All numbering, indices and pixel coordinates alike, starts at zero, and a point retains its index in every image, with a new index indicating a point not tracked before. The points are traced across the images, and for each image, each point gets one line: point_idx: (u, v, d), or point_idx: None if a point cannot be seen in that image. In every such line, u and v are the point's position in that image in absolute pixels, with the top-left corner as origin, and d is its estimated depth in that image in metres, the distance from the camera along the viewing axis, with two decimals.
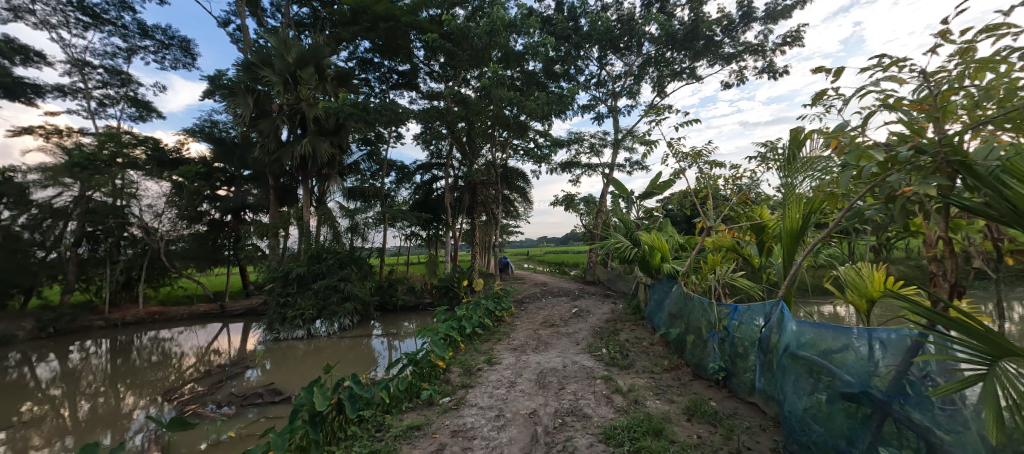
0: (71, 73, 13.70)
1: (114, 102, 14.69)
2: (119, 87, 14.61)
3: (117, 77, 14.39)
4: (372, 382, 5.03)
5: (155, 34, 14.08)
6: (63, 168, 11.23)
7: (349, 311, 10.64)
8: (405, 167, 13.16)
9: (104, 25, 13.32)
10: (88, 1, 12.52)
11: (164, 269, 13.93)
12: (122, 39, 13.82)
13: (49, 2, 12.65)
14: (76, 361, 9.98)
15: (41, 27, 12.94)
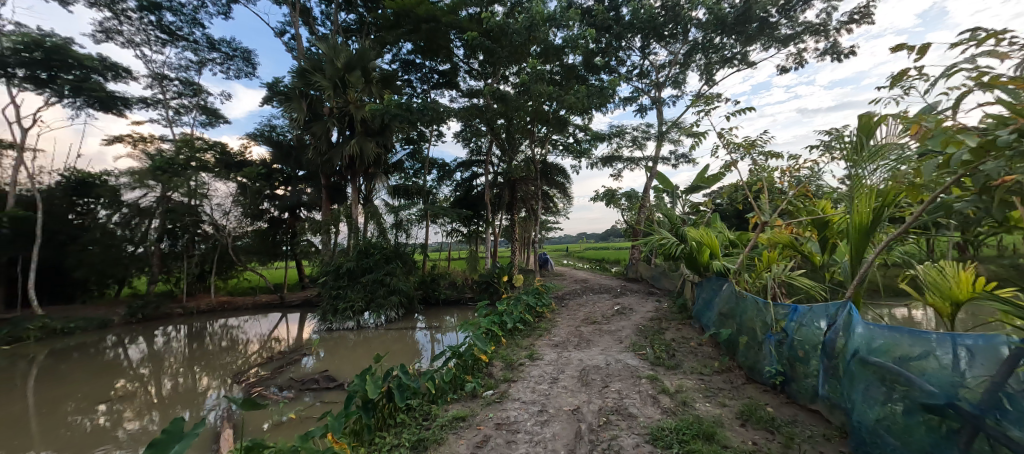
0: (152, 86, 15.03)
1: (187, 111, 15.96)
2: (192, 96, 15.84)
3: (190, 87, 15.61)
4: (419, 372, 5.20)
5: (221, 47, 15.14)
6: (148, 171, 12.59)
7: (394, 304, 11.00)
8: (446, 164, 13.38)
9: (179, 41, 14.48)
10: (165, 19, 13.65)
11: (230, 262, 14.98)
12: (194, 53, 14.97)
13: (134, 22, 13.91)
14: (157, 345, 10.99)
15: (126, 45, 14.27)
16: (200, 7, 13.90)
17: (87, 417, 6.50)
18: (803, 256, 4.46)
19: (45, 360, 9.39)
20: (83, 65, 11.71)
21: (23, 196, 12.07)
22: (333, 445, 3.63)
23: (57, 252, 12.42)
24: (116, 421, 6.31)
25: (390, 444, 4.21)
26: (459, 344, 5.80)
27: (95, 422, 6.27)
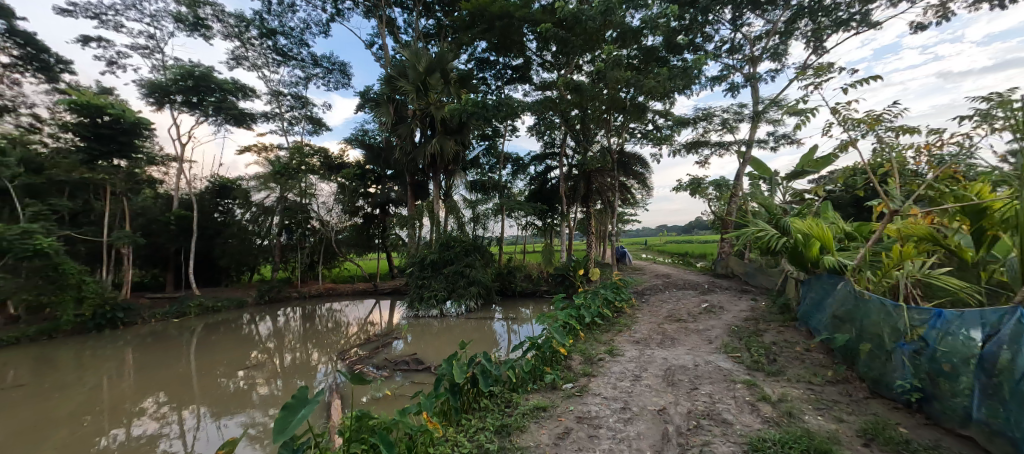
0: (270, 102, 17.03)
1: (298, 122, 17.83)
2: (301, 108, 17.66)
3: (300, 100, 17.39)
4: (501, 361, 5.26)
5: (323, 62, 16.65)
6: (271, 175, 14.46)
7: (474, 294, 11.33)
8: (521, 159, 13.38)
9: (290, 60, 16.20)
10: (280, 43, 15.36)
11: (333, 253, 16.73)
12: (301, 69, 16.66)
13: (256, 47, 15.85)
14: (280, 323, 12.57)
15: (250, 68, 16.30)
16: (305, 28, 15.40)
17: (231, 380, 7.69)
18: (948, 251, 3.93)
19: (200, 332, 11.25)
20: (222, 88, 13.62)
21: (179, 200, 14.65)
22: (426, 424, 3.87)
23: (205, 245, 14.90)
24: (251, 385, 7.42)
25: (475, 427, 4.32)
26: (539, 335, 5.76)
27: (237, 385, 7.42)
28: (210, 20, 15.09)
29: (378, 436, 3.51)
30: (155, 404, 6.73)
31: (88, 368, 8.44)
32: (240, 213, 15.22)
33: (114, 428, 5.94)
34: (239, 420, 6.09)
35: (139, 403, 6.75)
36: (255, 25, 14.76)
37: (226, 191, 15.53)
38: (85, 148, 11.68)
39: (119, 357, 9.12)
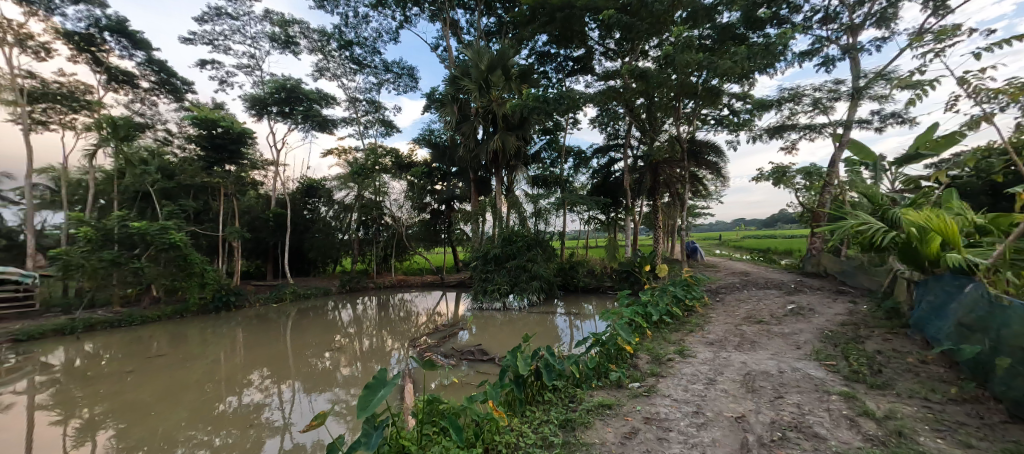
0: (347, 108, 18.23)
1: (372, 125, 18.90)
2: (375, 113, 18.68)
3: (374, 105, 18.41)
4: (565, 355, 5.17)
5: (393, 68, 17.44)
6: (350, 176, 15.56)
7: (536, 289, 11.28)
8: (583, 152, 13.01)
9: (365, 68, 17.18)
10: (356, 53, 16.34)
11: (404, 247, 17.54)
12: (374, 76, 17.61)
13: (336, 59, 17.04)
14: (358, 311, 13.45)
15: (331, 78, 17.56)
16: (377, 37, 16.23)
17: (320, 360, 8.37)
18: None
19: (294, 316, 12.38)
20: (307, 98, 14.81)
21: (279, 199, 16.91)
22: (492, 411, 3.92)
23: (297, 239, 16.85)
24: (336, 365, 8.04)
25: (540, 419, 4.26)
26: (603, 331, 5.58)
27: (324, 365, 8.06)
28: (298, 38, 16.51)
29: (448, 421, 3.64)
30: (260, 377, 7.52)
31: (208, 343, 9.64)
32: (325, 211, 16.88)
33: (227, 395, 6.72)
34: (326, 396, 6.61)
35: (247, 375, 7.59)
36: (334, 38, 15.84)
37: (314, 191, 17.30)
38: (204, 157, 13.86)
39: (232, 335, 10.30)
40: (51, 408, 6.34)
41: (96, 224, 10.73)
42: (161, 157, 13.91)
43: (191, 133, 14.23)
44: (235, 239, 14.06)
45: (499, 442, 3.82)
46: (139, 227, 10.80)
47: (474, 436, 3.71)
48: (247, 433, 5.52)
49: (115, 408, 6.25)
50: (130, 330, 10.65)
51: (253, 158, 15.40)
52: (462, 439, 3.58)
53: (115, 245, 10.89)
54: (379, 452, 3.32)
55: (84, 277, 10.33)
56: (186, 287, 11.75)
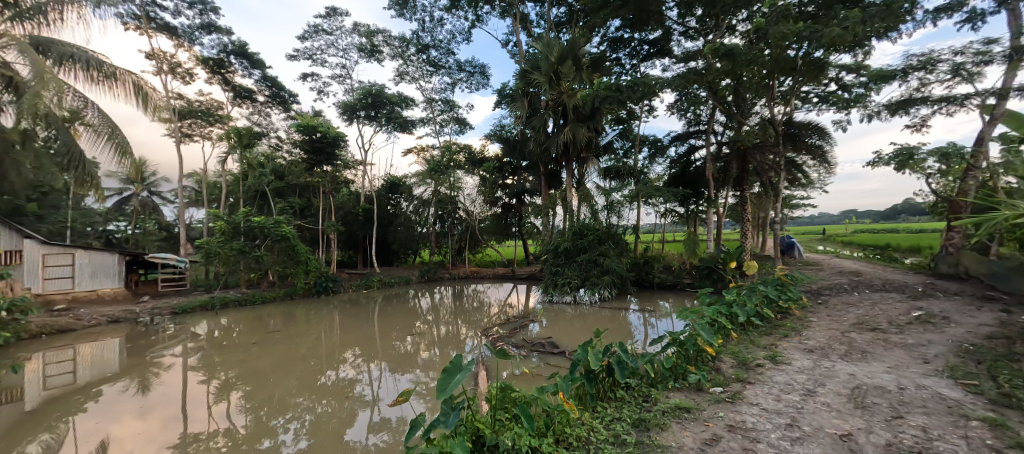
0: (425, 109, 19.04)
1: (447, 123, 19.53)
2: (449, 111, 19.26)
3: (448, 104, 18.98)
4: (639, 353, 4.88)
5: (466, 67, 17.82)
6: (428, 172, 16.27)
7: (608, 283, 10.90)
8: (659, 140, 12.23)
9: (440, 69, 17.76)
10: (432, 55, 16.93)
11: (476, 240, 17.97)
12: (449, 76, 18.14)
13: (414, 62, 17.85)
14: (435, 299, 14.06)
15: (410, 82, 18.44)
16: (451, 38, 16.68)
17: (403, 343, 8.84)
18: None
19: (380, 302, 13.30)
20: (389, 101, 15.67)
21: (366, 195, 18.28)
22: (563, 403, 3.85)
23: (382, 231, 18.10)
24: (416, 349, 8.43)
25: (612, 416, 4.07)
26: (686, 329, 5.20)
27: (406, 348, 8.51)
28: (382, 46, 17.53)
29: (520, 409, 3.58)
30: (353, 355, 8.14)
31: (310, 322, 10.68)
32: (406, 206, 17.88)
33: (327, 369, 7.35)
34: (408, 377, 6.93)
35: (343, 353, 8.26)
36: (412, 43, 16.55)
37: (396, 188, 18.50)
38: (308, 160, 15.42)
39: (329, 316, 11.31)
40: (199, 370, 7.41)
41: (228, 219, 12.69)
42: (274, 161, 16.00)
43: (297, 139, 16.09)
44: (333, 231, 15.62)
45: (569, 435, 3.72)
46: (259, 222, 12.67)
47: (546, 427, 3.63)
48: (343, 404, 5.97)
49: (243, 375, 7.11)
50: (248, 308, 12.14)
51: (344, 158, 16.76)
52: (533, 428, 3.51)
53: (241, 237, 12.77)
54: (457, 432, 3.34)
55: (221, 262, 12.46)
56: (296, 273, 13.36)
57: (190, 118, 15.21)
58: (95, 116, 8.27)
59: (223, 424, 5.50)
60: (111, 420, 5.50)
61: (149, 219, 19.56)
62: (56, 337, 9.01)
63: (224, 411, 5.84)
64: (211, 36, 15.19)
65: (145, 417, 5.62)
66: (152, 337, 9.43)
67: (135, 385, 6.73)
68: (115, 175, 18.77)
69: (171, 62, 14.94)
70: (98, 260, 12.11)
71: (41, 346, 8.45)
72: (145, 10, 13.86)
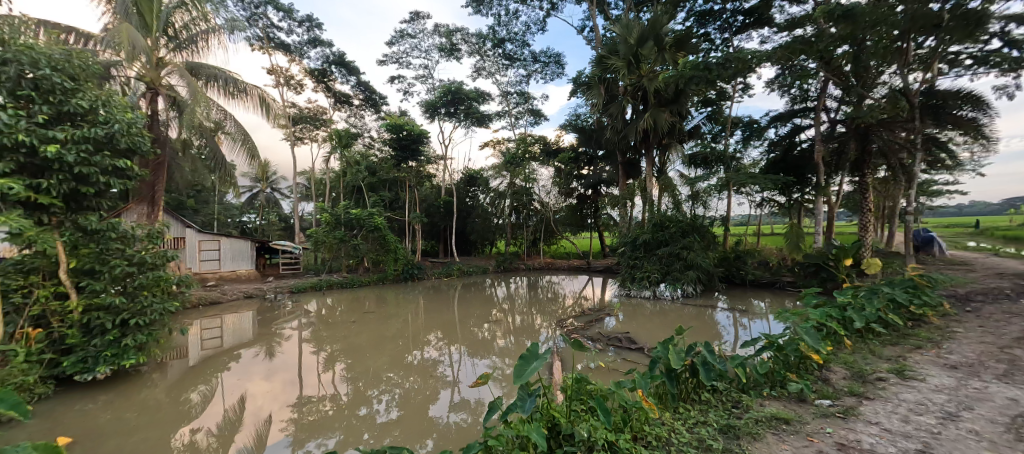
0: (501, 102, 19.20)
1: (522, 116, 19.51)
2: (524, 103, 19.19)
3: (523, 96, 18.94)
4: (728, 355, 4.43)
5: (541, 58, 17.56)
6: (505, 164, 16.42)
7: (692, 279, 10.09)
8: (754, 121, 11.02)
9: (515, 62, 17.74)
10: (507, 49, 16.95)
11: (552, 231, 17.81)
12: (524, 68, 18.03)
13: (491, 57, 18.03)
14: (511, 289, 14.22)
15: (487, 76, 18.67)
16: (527, 30, 16.52)
17: (481, 330, 9.01)
18: None
19: (460, 289, 13.77)
20: (466, 98, 16.00)
21: (447, 188, 18.97)
22: (642, 400, 3.61)
23: (461, 223, 18.71)
24: (493, 336, 8.54)
25: (696, 419, 3.73)
26: (786, 332, 4.61)
27: (483, 334, 8.68)
28: (460, 44, 17.93)
29: (596, 402, 3.42)
30: (436, 338, 8.47)
31: (399, 305, 11.39)
32: (484, 198, 18.31)
33: (413, 349, 7.73)
34: (486, 362, 7.02)
35: (426, 335, 8.63)
36: (489, 38, 16.69)
37: (474, 180, 19.01)
38: (395, 156, 16.40)
39: (415, 301, 11.96)
40: (310, 342, 8.24)
41: (333, 211, 14.05)
42: (368, 158, 17.25)
43: (387, 137, 17.18)
44: (418, 223, 16.46)
45: (649, 433, 3.47)
46: (356, 214, 13.81)
47: (623, 422, 3.43)
48: (428, 382, 6.22)
49: (345, 349, 7.75)
50: (347, 290, 13.28)
51: (427, 153, 17.55)
52: (610, 422, 3.32)
53: (342, 227, 14.03)
54: (533, 418, 3.28)
55: (326, 249, 13.86)
56: (386, 260, 14.39)
57: (302, 124, 17.04)
58: (232, 127, 10.03)
59: (331, 390, 6.04)
60: (247, 378, 6.34)
61: (272, 212, 22.50)
62: (207, 308, 10.63)
63: (331, 378, 6.41)
64: (317, 50, 16.69)
65: (271, 378, 6.38)
66: (276, 311, 10.70)
67: (265, 351, 7.66)
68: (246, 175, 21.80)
69: (287, 76, 16.71)
70: (237, 246, 14.02)
71: (196, 314, 10.00)
72: (266, 31, 15.62)
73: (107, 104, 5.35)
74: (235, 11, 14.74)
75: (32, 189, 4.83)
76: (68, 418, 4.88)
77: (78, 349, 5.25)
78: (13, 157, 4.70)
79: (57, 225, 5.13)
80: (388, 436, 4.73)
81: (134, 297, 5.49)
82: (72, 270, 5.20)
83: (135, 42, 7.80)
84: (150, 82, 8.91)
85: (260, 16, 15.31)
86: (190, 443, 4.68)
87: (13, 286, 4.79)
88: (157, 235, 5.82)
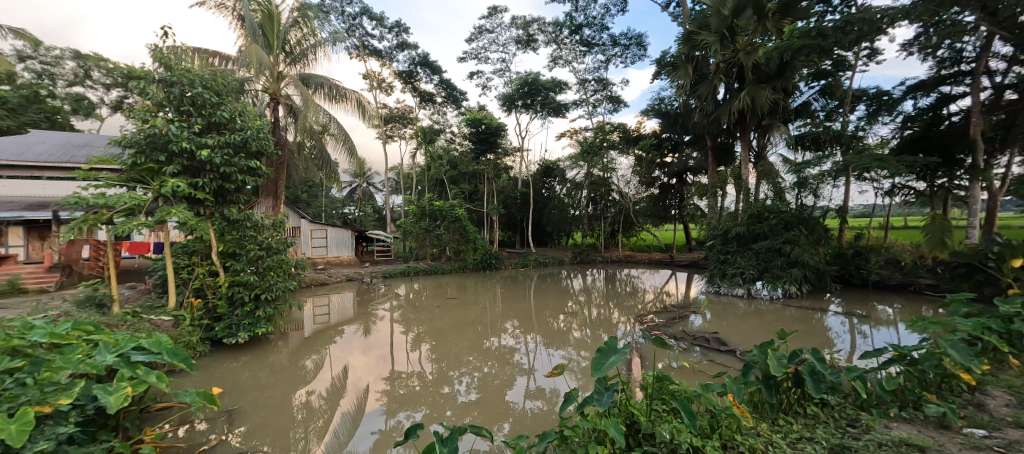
0: (579, 91, 18.63)
1: (600, 103, 18.79)
2: (602, 90, 18.43)
3: (601, 83, 18.20)
4: (843, 365, 3.75)
5: (621, 40, 16.66)
6: (581, 154, 15.90)
7: (797, 277, 8.92)
8: (883, 93, 9.36)
9: (594, 48, 17.04)
10: (585, 34, 16.34)
11: (631, 223, 16.98)
12: (603, 53, 17.25)
13: (568, 45, 17.52)
14: (588, 281, 13.83)
15: (564, 65, 18.22)
16: (606, 12, 15.75)
17: (556, 321, 8.81)
18: None
19: (538, 280, 13.73)
20: (544, 88, 15.76)
21: (524, 179, 18.99)
22: (734, 407, 3.16)
23: (539, 214, 18.66)
24: (568, 328, 8.31)
25: (801, 434, 3.20)
26: (923, 344, 3.81)
27: (560, 325, 8.48)
28: (537, 34, 17.66)
29: (679, 402, 3.08)
30: (512, 326, 8.45)
31: (479, 293, 11.62)
32: (560, 189, 18.04)
33: (491, 336, 7.78)
34: (562, 353, 6.80)
35: (504, 323, 8.65)
36: (566, 25, 16.21)
37: (550, 172, 18.83)
38: (474, 149, 16.68)
39: (493, 289, 12.12)
40: (399, 323, 8.70)
41: (418, 203, 14.74)
42: (450, 152, 17.88)
43: (466, 131, 17.58)
44: (496, 214, 16.71)
45: (741, 443, 3.05)
46: (439, 205, 14.34)
47: (711, 428, 3.03)
48: (505, 368, 6.16)
49: (429, 331, 8.04)
50: (432, 277, 13.88)
51: (505, 146, 17.67)
52: (696, 426, 2.95)
53: (427, 218, 14.66)
54: (611, 413, 3.01)
55: (413, 239, 14.64)
56: (466, 250, 14.80)
57: (392, 123, 18.11)
58: (336, 129, 10.91)
59: (417, 367, 6.30)
60: (348, 352, 6.83)
61: (367, 203, 24.38)
62: (318, 288, 11.79)
63: (418, 358, 6.68)
64: (405, 53, 17.51)
65: (369, 353, 6.82)
66: (371, 293, 11.54)
67: (361, 329, 8.25)
68: (344, 171, 23.75)
69: (380, 79, 17.76)
70: (338, 234, 15.36)
71: (309, 293, 11.12)
72: (362, 40, 16.71)
73: (243, 115, 6.05)
74: (335, 24, 16.00)
75: (192, 187, 5.60)
76: (219, 373, 5.55)
77: (225, 317, 5.98)
78: (179, 161, 5.53)
79: (210, 216, 5.92)
80: (469, 415, 4.75)
81: (265, 276, 6.13)
82: (221, 253, 6.00)
83: (261, 60, 8.82)
84: (273, 93, 9.92)
85: (357, 27, 16.40)
86: (305, 403, 5.12)
87: (182, 264, 5.81)
88: (280, 224, 6.50)
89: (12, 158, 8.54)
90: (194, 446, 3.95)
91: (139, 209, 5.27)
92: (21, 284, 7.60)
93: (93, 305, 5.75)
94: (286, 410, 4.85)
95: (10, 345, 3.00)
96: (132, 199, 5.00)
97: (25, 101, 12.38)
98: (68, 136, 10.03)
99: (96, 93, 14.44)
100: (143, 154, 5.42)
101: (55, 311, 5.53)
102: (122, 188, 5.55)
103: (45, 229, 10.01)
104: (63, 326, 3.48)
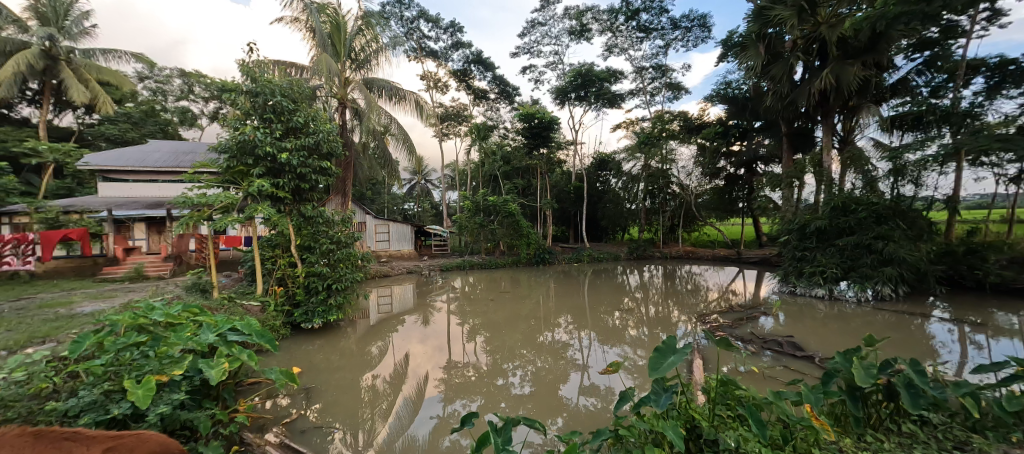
0: (635, 79, 17.78)
1: (659, 91, 17.84)
2: (661, 77, 17.48)
3: (660, 69, 17.27)
4: (953, 379, 3.15)
5: (682, 23, 15.67)
6: (638, 145, 15.18)
7: (892, 276, 7.89)
8: (1006, 62, 7.96)
9: (652, 33, 16.17)
10: (643, 20, 15.54)
11: (693, 217, 16.02)
12: (662, 39, 16.29)
13: (624, 32, 16.76)
14: (645, 277, 13.22)
15: (619, 54, 17.44)
16: None
17: (613, 318, 8.46)
18: None
19: (592, 275, 13.36)
20: (598, 79, 15.25)
21: (578, 174, 18.58)
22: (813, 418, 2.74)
23: (593, 208, 18.21)
24: (624, 325, 7.92)
25: None
26: None
27: (616, 322, 8.12)
28: (591, 23, 17.07)
29: (745, 408, 2.74)
30: (567, 321, 8.23)
31: (532, 288, 11.50)
32: (616, 182, 17.44)
33: (545, 330, 7.61)
34: (617, 351, 6.47)
35: (558, 318, 8.43)
36: (621, 12, 15.54)
37: (605, 164, 18.26)
38: (528, 144, 16.47)
39: (547, 284, 11.94)
40: (455, 315, 8.78)
41: (473, 198, 14.85)
42: (504, 148, 17.91)
43: (520, 126, 17.47)
44: (550, 208, 16.50)
45: None
46: (492, 200, 14.37)
47: (783, 438, 2.68)
48: (559, 363, 5.97)
49: (484, 324, 8.03)
50: (486, 271, 13.94)
51: (558, 140, 17.31)
52: (767, 437, 2.61)
53: (481, 213, 14.75)
54: (669, 415, 2.74)
55: (469, 233, 14.78)
56: (520, 245, 14.71)
57: (448, 121, 18.40)
58: (397, 129, 11.21)
59: (472, 359, 6.28)
60: (409, 341, 6.95)
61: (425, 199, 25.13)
62: (382, 280, 12.27)
63: (474, 350, 6.66)
64: (460, 52, 17.66)
65: (426, 343, 6.90)
66: (430, 286, 11.81)
67: (420, 319, 8.40)
68: (404, 170, 24.62)
69: (437, 79, 18.09)
70: (400, 229, 15.92)
71: (374, 284, 11.63)
72: (420, 42, 17.08)
73: (316, 119, 6.31)
74: (395, 28, 16.49)
75: (274, 187, 5.92)
76: (295, 354, 5.87)
77: (303, 305, 6.33)
78: (264, 163, 5.86)
79: (289, 213, 6.24)
80: (522, 407, 4.64)
81: (336, 268, 6.37)
82: (298, 246, 6.31)
83: (329, 68, 9.24)
84: (340, 98, 10.37)
85: (415, 30, 16.77)
86: (372, 386, 5.25)
87: (267, 256, 6.20)
88: (347, 219, 6.73)
89: (136, 164, 9.57)
90: (278, 418, 4.16)
91: (233, 206, 5.69)
92: (144, 271, 8.65)
93: (197, 291, 6.35)
94: (353, 391, 5.00)
95: (136, 322, 3.26)
96: (227, 198, 5.38)
97: (145, 115, 13.81)
98: (176, 143, 11.23)
99: (197, 105, 16.16)
100: (235, 157, 5.83)
101: (170, 294, 6.18)
102: (218, 187, 6.02)
103: (161, 224, 11.46)
104: (175, 306, 3.57)
